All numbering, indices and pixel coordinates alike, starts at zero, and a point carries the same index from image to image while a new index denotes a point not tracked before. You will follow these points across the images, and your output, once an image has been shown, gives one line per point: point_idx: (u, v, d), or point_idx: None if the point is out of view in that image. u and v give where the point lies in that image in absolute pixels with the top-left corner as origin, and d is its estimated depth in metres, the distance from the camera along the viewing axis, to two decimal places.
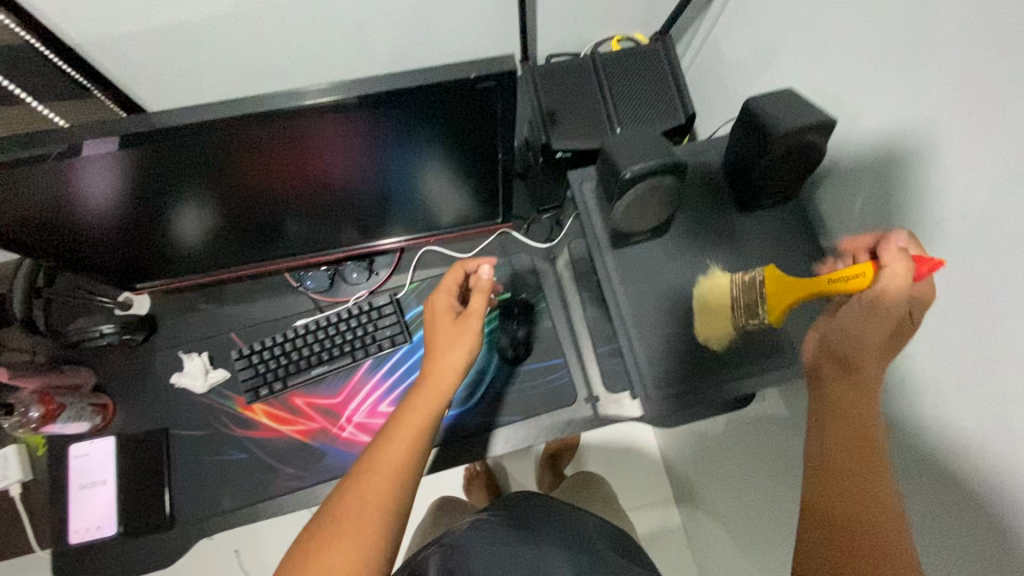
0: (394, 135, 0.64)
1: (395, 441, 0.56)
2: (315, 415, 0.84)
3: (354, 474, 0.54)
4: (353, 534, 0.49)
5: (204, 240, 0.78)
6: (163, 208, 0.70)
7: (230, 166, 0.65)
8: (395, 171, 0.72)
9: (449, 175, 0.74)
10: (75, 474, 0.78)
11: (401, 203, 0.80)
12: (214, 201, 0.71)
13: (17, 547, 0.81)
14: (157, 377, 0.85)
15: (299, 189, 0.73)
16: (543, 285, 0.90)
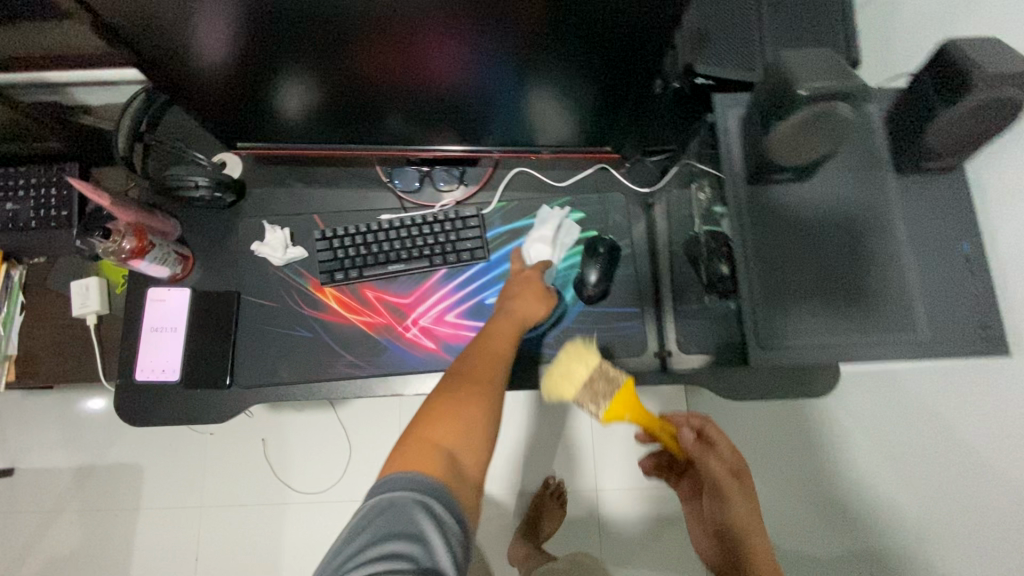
0: (521, 30, 0.60)
1: (501, 336, 0.70)
2: (384, 311, 0.84)
3: (469, 355, 0.67)
4: (477, 392, 0.61)
5: (304, 109, 0.76)
6: (269, 63, 0.67)
7: (344, 45, 0.63)
8: (508, 80, 0.69)
9: (569, 89, 0.70)
10: (149, 315, 0.81)
11: (507, 112, 0.76)
12: (318, 68, 0.68)
13: (84, 374, 0.83)
14: (238, 242, 0.85)
15: (405, 74, 0.68)
16: (634, 231, 0.85)
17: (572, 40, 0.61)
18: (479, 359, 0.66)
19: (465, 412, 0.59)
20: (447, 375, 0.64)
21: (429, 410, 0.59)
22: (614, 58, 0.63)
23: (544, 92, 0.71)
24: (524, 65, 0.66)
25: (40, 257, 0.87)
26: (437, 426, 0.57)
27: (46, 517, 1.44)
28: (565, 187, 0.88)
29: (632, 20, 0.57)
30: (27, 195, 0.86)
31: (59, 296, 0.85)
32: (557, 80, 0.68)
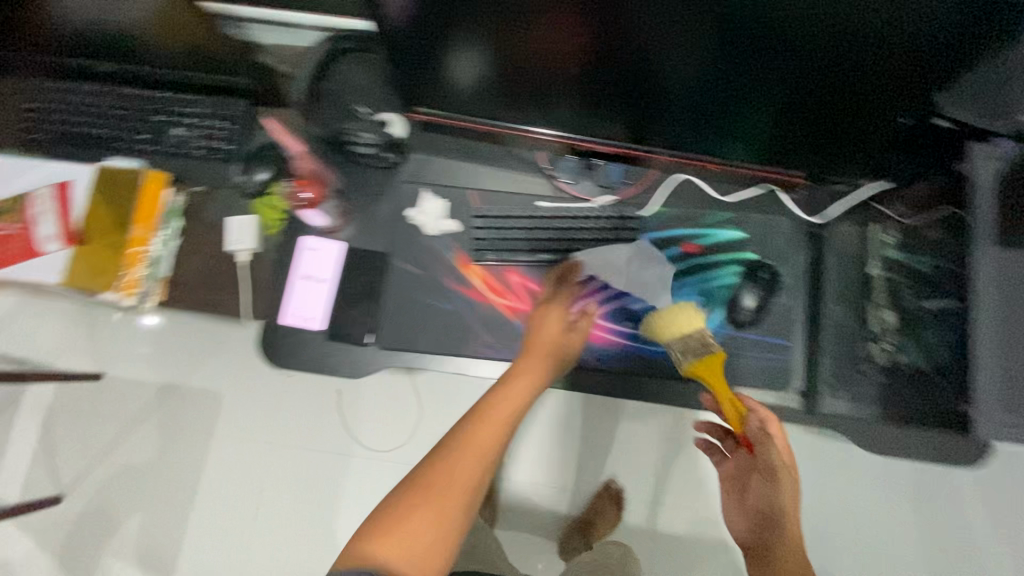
0: (721, 34, 0.54)
1: (484, 430, 0.64)
2: (525, 297, 0.83)
3: (450, 447, 0.62)
4: (441, 501, 0.58)
5: (473, 78, 0.72)
6: (446, 33, 0.62)
7: (529, 27, 0.59)
8: (687, 78, 0.64)
9: (762, 101, 0.65)
10: (302, 263, 0.83)
11: (684, 108, 0.71)
12: (492, 41, 0.63)
13: (229, 308, 0.86)
14: (393, 204, 0.85)
15: (582, 57, 0.63)
16: (794, 262, 0.82)
17: (783, 56, 0.56)
18: (453, 458, 0.61)
19: (412, 526, 0.56)
20: (415, 471, 0.62)
21: (381, 519, 0.57)
22: (832, 78, 0.58)
23: (728, 99, 0.66)
24: (714, 70, 0.61)
25: (200, 186, 0.88)
26: (385, 538, 0.55)
27: None
28: (728, 203, 0.84)
29: (866, 37, 0.51)
30: (197, 123, 0.87)
31: (214, 227, 0.87)
32: (746, 90, 0.63)
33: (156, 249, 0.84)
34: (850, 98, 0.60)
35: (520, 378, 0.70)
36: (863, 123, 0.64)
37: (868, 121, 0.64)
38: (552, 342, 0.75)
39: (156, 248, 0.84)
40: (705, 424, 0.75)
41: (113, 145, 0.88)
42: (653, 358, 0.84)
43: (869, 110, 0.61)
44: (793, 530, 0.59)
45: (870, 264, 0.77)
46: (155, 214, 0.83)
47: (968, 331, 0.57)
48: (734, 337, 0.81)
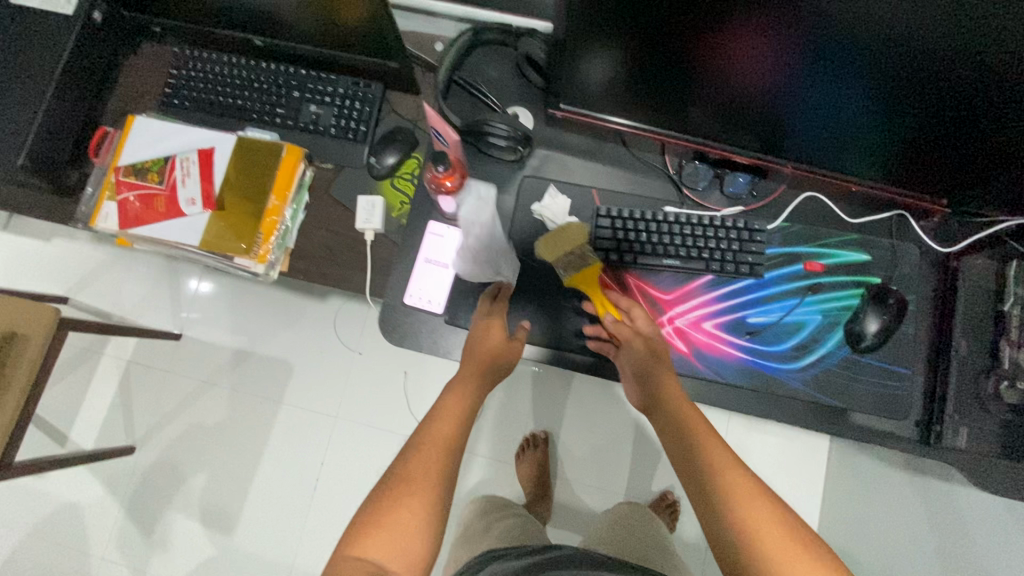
0: (890, 43, 0.55)
1: (443, 423, 0.70)
2: (642, 300, 0.84)
3: (411, 451, 0.67)
4: (417, 493, 0.62)
5: (619, 79, 0.73)
6: (614, 29, 0.65)
7: (691, 23, 0.61)
8: (830, 95, 0.65)
9: (911, 119, 0.65)
10: (427, 247, 0.85)
11: (819, 128, 0.72)
12: (651, 41, 0.65)
13: (347, 284, 0.87)
14: (519, 196, 0.87)
15: (727, 68, 0.66)
16: (920, 289, 0.82)
17: (946, 71, 0.56)
18: (420, 454, 0.66)
19: (399, 521, 0.60)
20: (387, 474, 0.65)
21: (362, 524, 0.61)
22: (998, 100, 0.58)
23: (874, 115, 0.66)
24: (870, 82, 0.61)
25: (329, 164, 0.91)
26: (373, 536, 0.59)
27: (199, 387, 1.56)
28: (856, 225, 0.84)
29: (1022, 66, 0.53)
30: (334, 102, 0.90)
31: (341, 205, 0.90)
32: (898, 104, 0.63)
33: (288, 219, 0.87)
34: (998, 128, 0.61)
35: (472, 368, 0.77)
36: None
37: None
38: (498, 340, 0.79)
39: (288, 220, 0.87)
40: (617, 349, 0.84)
41: (250, 116, 0.91)
42: (771, 375, 0.81)
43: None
44: (694, 420, 0.71)
45: (1004, 301, 0.74)
46: (290, 186, 0.86)
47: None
48: (852, 360, 0.81)
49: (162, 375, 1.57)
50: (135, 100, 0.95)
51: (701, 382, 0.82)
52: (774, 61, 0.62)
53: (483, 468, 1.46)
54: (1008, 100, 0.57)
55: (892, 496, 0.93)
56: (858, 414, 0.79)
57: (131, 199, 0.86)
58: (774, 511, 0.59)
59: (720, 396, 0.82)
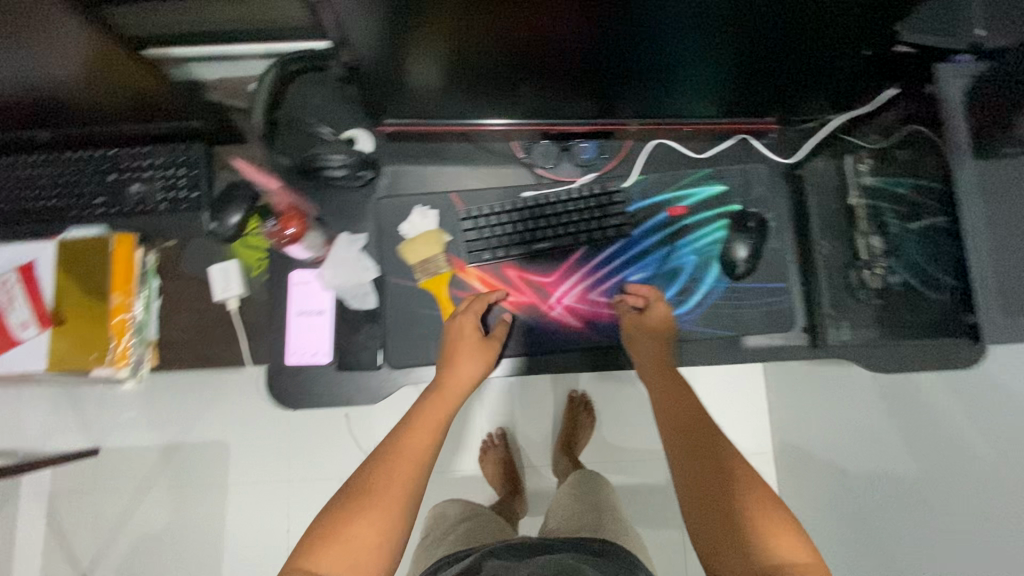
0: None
1: (418, 438, 0.67)
2: (527, 289, 0.83)
3: (381, 463, 0.64)
4: (376, 509, 0.59)
5: (445, 77, 0.70)
6: (418, 35, 0.62)
7: (493, 13, 0.58)
8: (643, 48, 0.65)
9: (723, 51, 0.66)
10: (294, 299, 0.80)
11: (645, 78, 0.71)
12: (460, 36, 0.62)
13: (225, 359, 0.82)
14: (377, 218, 0.83)
15: (539, 44, 0.64)
16: (777, 204, 0.85)
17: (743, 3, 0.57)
18: (390, 467, 0.63)
19: (357, 537, 0.57)
20: (352, 484, 0.62)
21: (311, 539, 0.58)
22: (788, 15, 0.59)
23: (691, 56, 0.66)
24: (680, 27, 0.61)
25: (171, 241, 0.85)
26: (327, 549, 0.57)
27: (135, 495, 1.46)
28: (705, 159, 0.85)
29: None
30: (155, 175, 0.83)
31: (196, 280, 0.84)
32: (710, 41, 0.63)
33: (140, 312, 0.81)
34: (796, 40, 0.63)
35: (455, 380, 0.75)
36: (831, 55, 0.65)
37: (831, 55, 0.65)
38: (473, 347, 0.78)
39: (140, 312, 0.81)
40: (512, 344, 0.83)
41: (67, 215, 0.82)
42: None
43: (831, 43, 0.63)
44: (675, 389, 0.72)
45: (851, 194, 0.77)
46: (131, 278, 0.80)
47: (954, 215, 0.55)
48: (733, 290, 0.83)
49: (91, 495, 1.46)
50: None
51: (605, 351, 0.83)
52: (577, 25, 0.60)
53: (450, 483, 1.45)
54: (795, 14, 0.59)
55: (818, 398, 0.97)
56: (751, 337, 0.82)
57: None
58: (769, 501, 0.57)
59: (625, 359, 0.83)
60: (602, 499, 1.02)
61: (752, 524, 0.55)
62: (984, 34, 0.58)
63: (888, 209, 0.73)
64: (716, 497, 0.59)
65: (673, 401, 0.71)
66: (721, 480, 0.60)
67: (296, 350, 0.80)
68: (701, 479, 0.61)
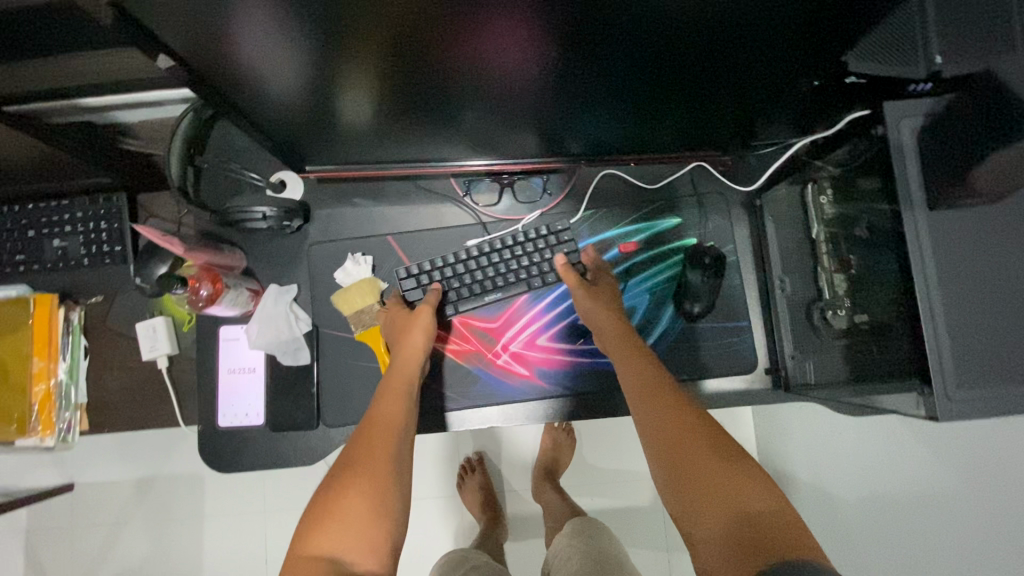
0: (635, 28, 0.47)
1: (389, 407, 0.64)
2: (471, 337, 0.78)
3: (360, 436, 0.60)
4: (365, 475, 0.56)
5: (373, 126, 0.65)
6: (332, 89, 0.57)
7: (420, 64, 0.52)
8: (583, 95, 0.60)
9: (670, 94, 0.60)
10: (225, 357, 0.77)
11: (591, 118, 0.65)
12: (379, 89, 0.57)
13: (160, 420, 0.79)
14: (311, 268, 0.79)
15: (471, 93, 0.59)
16: (736, 235, 0.81)
17: (697, 40, 0.50)
18: (369, 438, 0.60)
19: (353, 508, 0.53)
20: (337, 463, 0.58)
21: (307, 522, 0.53)
22: (729, 56, 0.53)
23: (640, 94, 0.60)
24: (628, 67, 0.54)
25: (98, 296, 0.81)
26: (325, 530, 0.51)
27: (111, 531, 1.44)
28: (657, 191, 0.80)
29: (729, 25, 0.48)
30: (75, 230, 0.78)
31: (126, 338, 0.81)
32: (662, 78, 0.56)
33: (63, 379, 0.77)
34: (745, 78, 0.57)
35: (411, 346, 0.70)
36: (780, 87, 0.59)
37: (789, 85, 0.58)
38: (409, 322, 0.73)
39: (64, 378, 0.78)
40: (454, 398, 0.78)
41: None
42: (615, 372, 0.77)
43: (790, 74, 0.56)
44: (636, 359, 0.66)
45: (811, 225, 0.70)
46: (51, 341, 0.77)
47: (905, 272, 0.51)
48: (691, 328, 0.79)
49: (67, 533, 1.45)
50: None
51: (557, 399, 0.78)
52: (506, 75, 0.55)
53: None
54: (736, 55, 0.53)
55: (800, 430, 0.93)
56: (711, 380, 0.78)
57: None
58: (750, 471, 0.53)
59: (578, 406, 0.78)
60: (602, 545, 0.97)
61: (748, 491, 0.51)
62: (942, 61, 0.47)
63: (843, 236, 0.65)
64: (711, 477, 0.53)
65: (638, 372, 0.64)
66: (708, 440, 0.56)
67: (229, 410, 0.76)
68: (693, 465, 0.54)
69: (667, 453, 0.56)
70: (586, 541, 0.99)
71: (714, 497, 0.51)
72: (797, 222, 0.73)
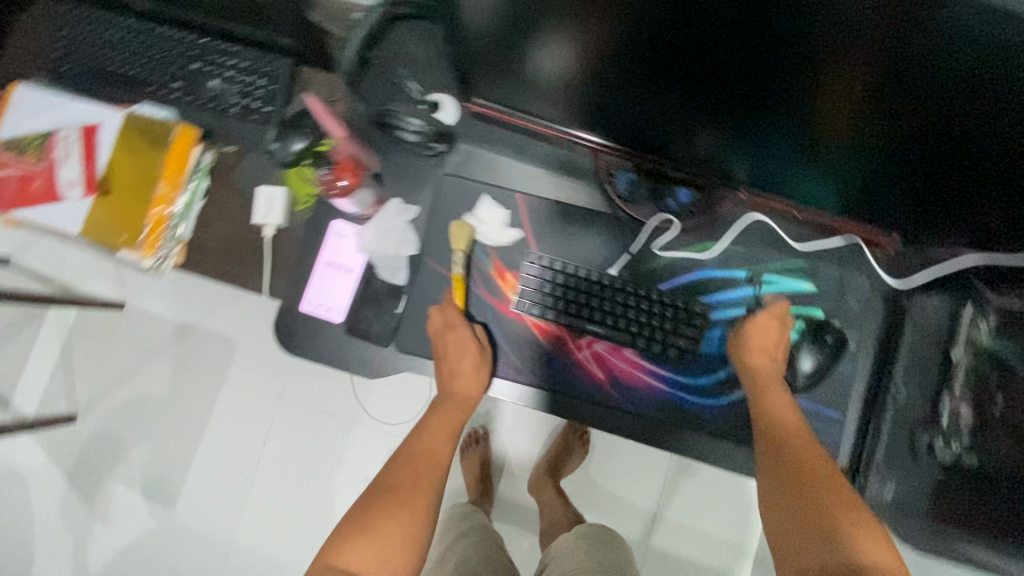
0: (894, 46, 0.45)
1: (434, 444, 0.70)
2: (555, 323, 0.75)
3: (403, 468, 0.67)
4: (406, 506, 0.62)
5: (555, 78, 0.62)
6: (537, 27, 0.56)
7: (625, 15, 0.52)
8: (764, 115, 0.58)
9: (849, 146, 0.58)
10: (328, 249, 0.77)
11: (760, 148, 0.63)
12: (577, 39, 0.56)
13: (246, 282, 0.80)
14: (435, 196, 0.79)
15: (655, 73, 0.58)
16: (865, 324, 0.75)
17: (910, 83, 0.48)
18: (411, 472, 0.66)
19: (387, 534, 0.59)
20: (376, 488, 0.64)
21: (345, 533, 0.59)
22: (929, 121, 0.50)
23: (819, 133, 0.57)
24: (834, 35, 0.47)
25: (231, 146, 0.82)
26: (357, 546, 0.57)
27: (141, 358, 1.51)
28: (801, 249, 0.75)
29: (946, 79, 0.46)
30: (237, 77, 0.81)
31: (241, 194, 0.82)
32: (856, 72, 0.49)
33: (180, 206, 0.79)
34: (935, 159, 0.54)
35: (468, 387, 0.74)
36: (972, 188, 0.55)
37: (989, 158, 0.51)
38: (465, 354, 0.73)
39: (180, 208, 0.79)
40: (524, 374, 0.76)
41: (145, 90, 0.81)
42: (692, 410, 0.74)
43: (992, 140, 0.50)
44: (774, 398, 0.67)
45: (953, 346, 0.65)
46: (183, 169, 0.78)
47: None
48: None
49: (105, 344, 1.53)
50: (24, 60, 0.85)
51: (622, 414, 0.74)
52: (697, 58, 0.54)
53: None
54: (934, 124, 0.50)
55: None
56: None
57: (8, 176, 0.77)
58: (851, 511, 0.54)
59: (641, 431, 0.74)
60: (614, 555, 0.95)
61: (847, 530, 0.52)
62: None
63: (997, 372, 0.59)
64: (802, 512, 0.55)
65: (769, 408, 0.66)
66: (818, 473, 0.58)
67: (313, 296, 0.77)
68: (786, 513, 0.56)
69: (772, 483, 0.59)
70: (599, 545, 0.97)
71: (811, 531, 0.53)
72: (945, 337, 0.67)
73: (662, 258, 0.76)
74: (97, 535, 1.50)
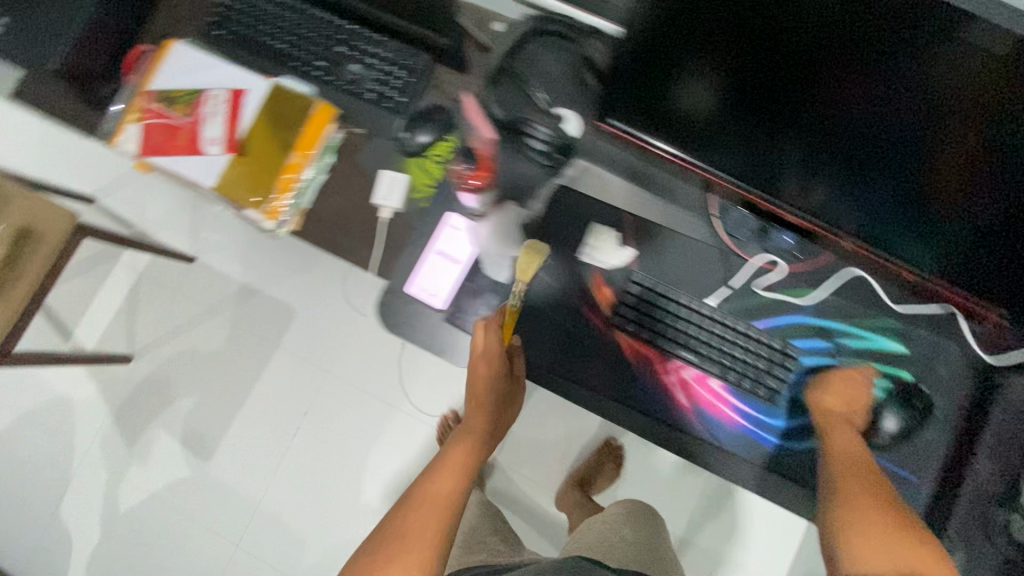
0: None
1: (441, 483, 0.63)
2: (646, 344, 0.78)
3: (409, 510, 0.60)
4: (409, 552, 0.55)
5: (687, 101, 0.62)
6: (685, 40, 0.57)
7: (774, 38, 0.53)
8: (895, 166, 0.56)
9: (980, 215, 0.55)
10: (439, 239, 0.83)
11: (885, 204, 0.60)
12: (720, 57, 0.57)
13: (356, 259, 0.85)
14: (546, 204, 0.82)
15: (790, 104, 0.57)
16: (950, 393, 0.76)
17: None
18: (415, 513, 0.59)
19: None
20: (380, 532, 0.59)
21: None
22: None
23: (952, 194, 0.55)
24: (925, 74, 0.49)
25: (359, 128, 0.86)
26: None
27: (203, 313, 1.57)
28: (897, 310, 0.77)
29: None
30: (375, 65, 0.85)
31: (362, 175, 0.86)
32: (945, 109, 0.50)
33: (307, 178, 0.83)
34: None
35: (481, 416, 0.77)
36: None
37: None
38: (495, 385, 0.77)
39: (306, 178, 0.83)
40: (608, 387, 0.78)
41: (288, 64, 0.86)
42: (776, 453, 0.75)
43: None
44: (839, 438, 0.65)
45: None
46: (316, 143, 0.82)
47: None
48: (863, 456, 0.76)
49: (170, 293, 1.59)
50: (181, 22, 0.92)
51: (697, 441, 0.78)
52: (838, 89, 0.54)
53: None
54: None
55: None
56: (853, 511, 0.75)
57: (155, 126, 0.83)
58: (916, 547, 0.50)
59: (712, 459, 0.78)
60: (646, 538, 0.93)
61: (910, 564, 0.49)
62: None
63: None
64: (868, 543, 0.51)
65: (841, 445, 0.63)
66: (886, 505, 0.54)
67: (420, 284, 0.82)
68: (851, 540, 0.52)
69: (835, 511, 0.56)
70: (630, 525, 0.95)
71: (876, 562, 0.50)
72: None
73: (761, 297, 0.78)
74: (132, 475, 1.54)
